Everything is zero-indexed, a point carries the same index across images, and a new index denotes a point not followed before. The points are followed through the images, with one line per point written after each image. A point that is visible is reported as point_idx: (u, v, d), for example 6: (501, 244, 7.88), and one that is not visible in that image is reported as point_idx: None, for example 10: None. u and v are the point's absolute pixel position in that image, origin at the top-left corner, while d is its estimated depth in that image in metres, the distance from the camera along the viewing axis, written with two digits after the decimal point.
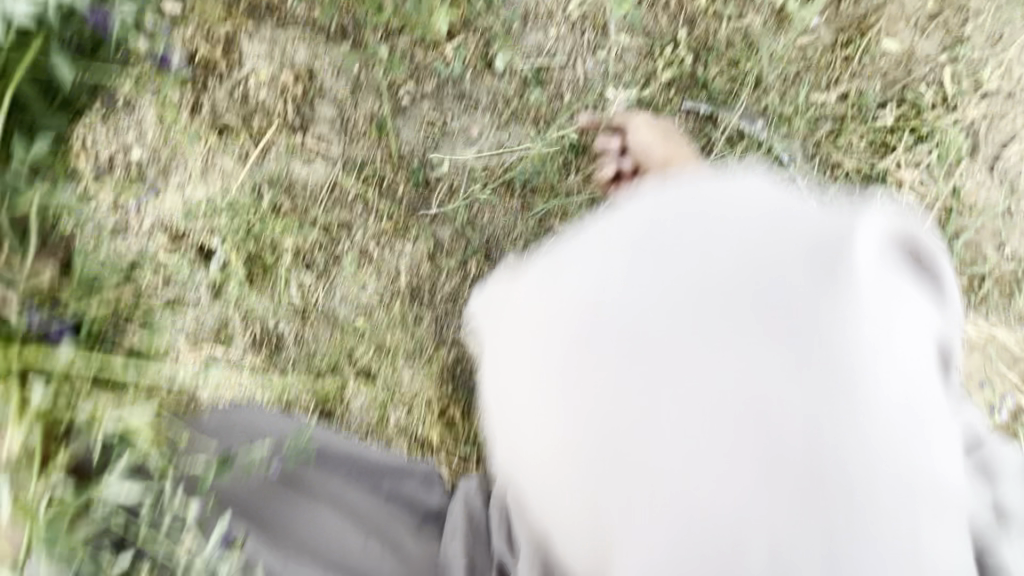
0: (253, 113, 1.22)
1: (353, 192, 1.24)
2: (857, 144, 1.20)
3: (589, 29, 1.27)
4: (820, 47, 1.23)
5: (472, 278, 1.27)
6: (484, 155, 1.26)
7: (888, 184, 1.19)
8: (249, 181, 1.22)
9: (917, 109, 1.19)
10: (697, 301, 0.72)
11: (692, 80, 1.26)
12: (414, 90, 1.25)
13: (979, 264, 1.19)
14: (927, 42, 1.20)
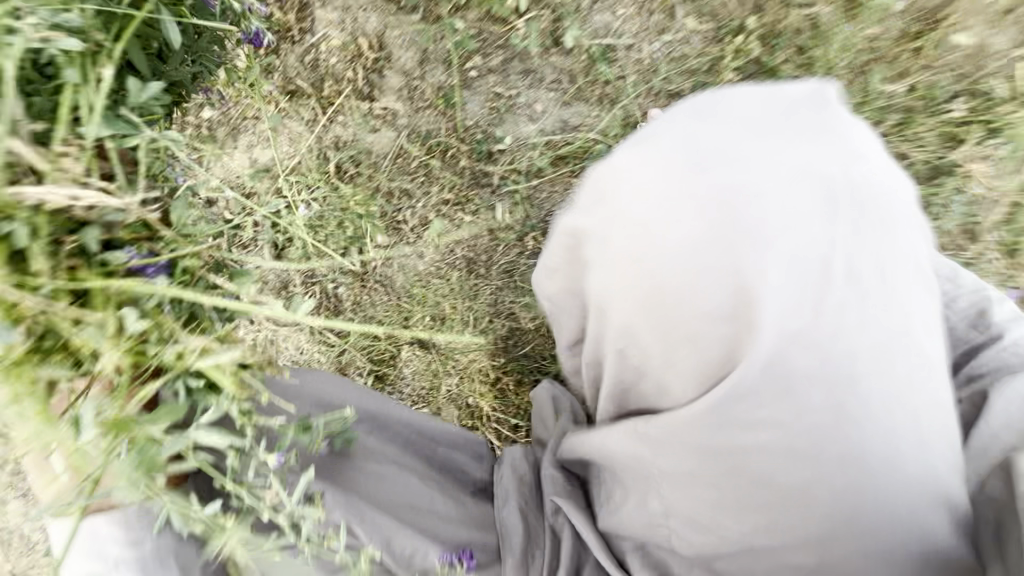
0: (324, 79, 1.24)
1: (417, 161, 1.25)
2: (926, 136, 1.19)
3: (657, 12, 1.28)
4: (889, 38, 1.23)
5: (529, 253, 1.28)
6: (546, 131, 1.28)
7: (957, 176, 1.17)
8: (316, 146, 1.24)
9: (989, 103, 1.18)
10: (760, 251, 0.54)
11: (757, 68, 1.27)
12: (481, 64, 1.26)
13: None
14: (999, 37, 1.20)
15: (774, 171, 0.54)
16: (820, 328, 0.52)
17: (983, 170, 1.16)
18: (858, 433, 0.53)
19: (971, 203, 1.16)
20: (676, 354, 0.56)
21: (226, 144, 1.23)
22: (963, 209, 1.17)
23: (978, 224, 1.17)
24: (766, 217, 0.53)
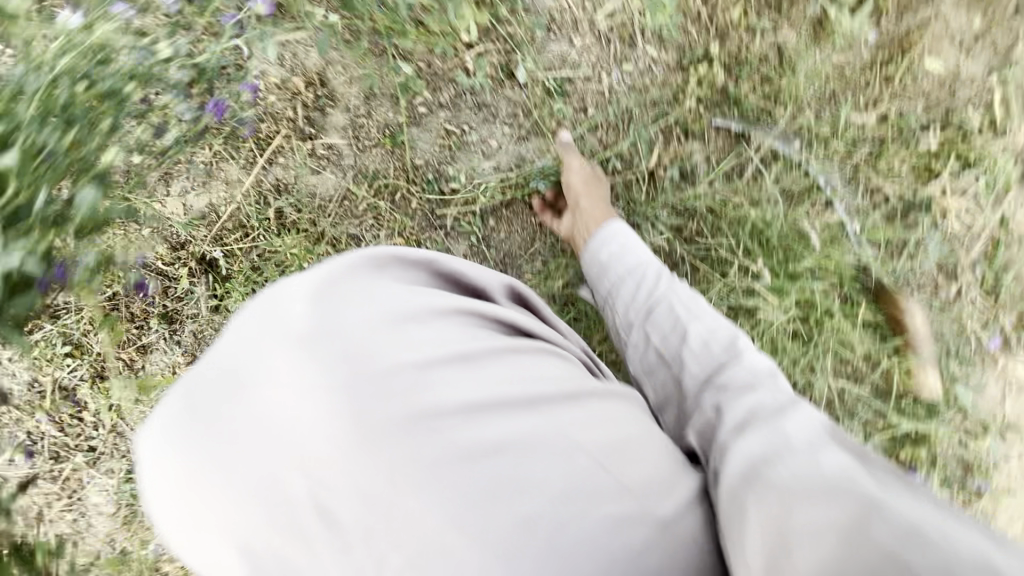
0: (262, 119, 1.16)
1: (364, 204, 1.18)
2: (901, 168, 1.12)
3: (616, 41, 1.22)
4: (857, 66, 1.17)
5: None
6: (502, 169, 1.20)
7: (933, 210, 1.10)
8: (257, 190, 1.16)
9: (965, 133, 1.11)
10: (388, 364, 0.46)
11: (722, 97, 1.20)
12: (430, 99, 1.19)
13: None
14: (972, 63, 1.14)
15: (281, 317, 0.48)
16: (507, 397, 0.50)
17: (960, 205, 1.09)
18: (562, 510, 0.48)
19: (948, 240, 1.08)
20: (320, 554, 0.45)
21: (155, 191, 1.14)
22: (942, 246, 1.09)
23: (959, 262, 1.08)
24: (317, 397, 0.43)
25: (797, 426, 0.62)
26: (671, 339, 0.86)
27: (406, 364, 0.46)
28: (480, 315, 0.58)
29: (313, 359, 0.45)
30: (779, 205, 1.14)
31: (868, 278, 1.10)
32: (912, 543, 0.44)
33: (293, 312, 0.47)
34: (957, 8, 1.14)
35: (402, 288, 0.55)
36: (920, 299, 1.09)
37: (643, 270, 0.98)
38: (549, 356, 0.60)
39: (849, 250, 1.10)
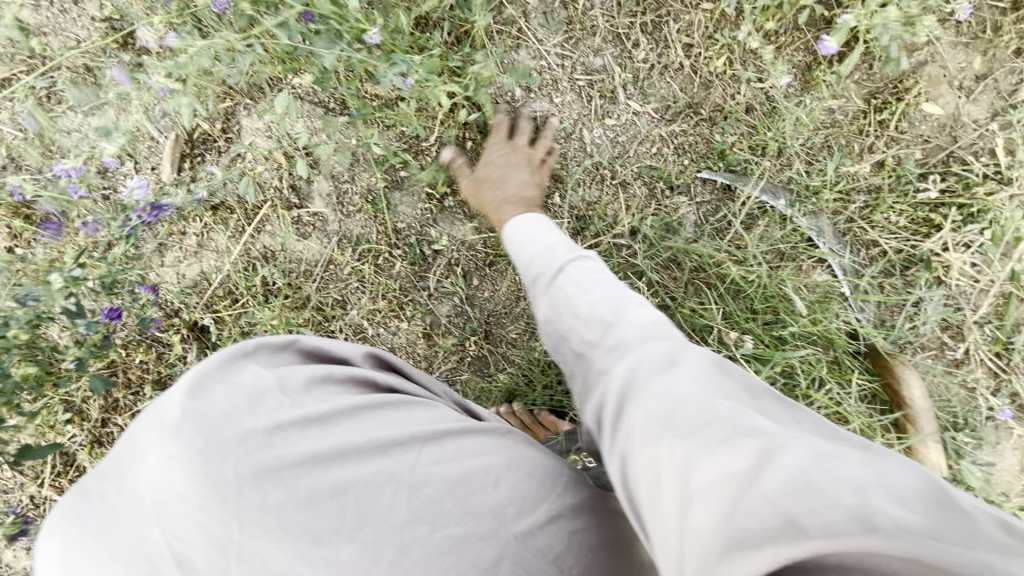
0: (247, 188, 1.20)
1: (348, 269, 1.19)
2: (897, 221, 1.07)
3: (597, 96, 1.20)
4: (850, 112, 1.12)
5: (470, 359, 1.19)
6: (483, 229, 1.20)
7: (933, 267, 1.06)
8: (246, 257, 1.20)
9: (966, 182, 1.06)
10: (236, 416, 0.53)
11: (708, 149, 1.16)
12: (412, 162, 1.20)
13: None
14: (972, 107, 1.09)
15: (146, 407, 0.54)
16: (347, 434, 0.58)
17: (963, 260, 1.05)
18: (419, 516, 0.54)
19: (949, 299, 1.06)
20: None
21: (150, 261, 1.19)
22: (943, 306, 1.05)
23: (965, 321, 1.06)
24: (169, 457, 0.49)
25: (692, 359, 0.52)
26: (563, 317, 0.66)
27: (254, 430, 0.53)
28: (336, 385, 0.66)
29: (176, 435, 0.50)
30: (768, 263, 1.10)
31: (862, 338, 1.06)
32: (805, 481, 0.39)
33: (167, 398, 0.53)
34: (954, 48, 1.09)
35: (267, 370, 0.61)
36: (917, 359, 1.06)
37: (543, 255, 0.76)
38: (409, 410, 0.66)
39: (841, 310, 1.06)
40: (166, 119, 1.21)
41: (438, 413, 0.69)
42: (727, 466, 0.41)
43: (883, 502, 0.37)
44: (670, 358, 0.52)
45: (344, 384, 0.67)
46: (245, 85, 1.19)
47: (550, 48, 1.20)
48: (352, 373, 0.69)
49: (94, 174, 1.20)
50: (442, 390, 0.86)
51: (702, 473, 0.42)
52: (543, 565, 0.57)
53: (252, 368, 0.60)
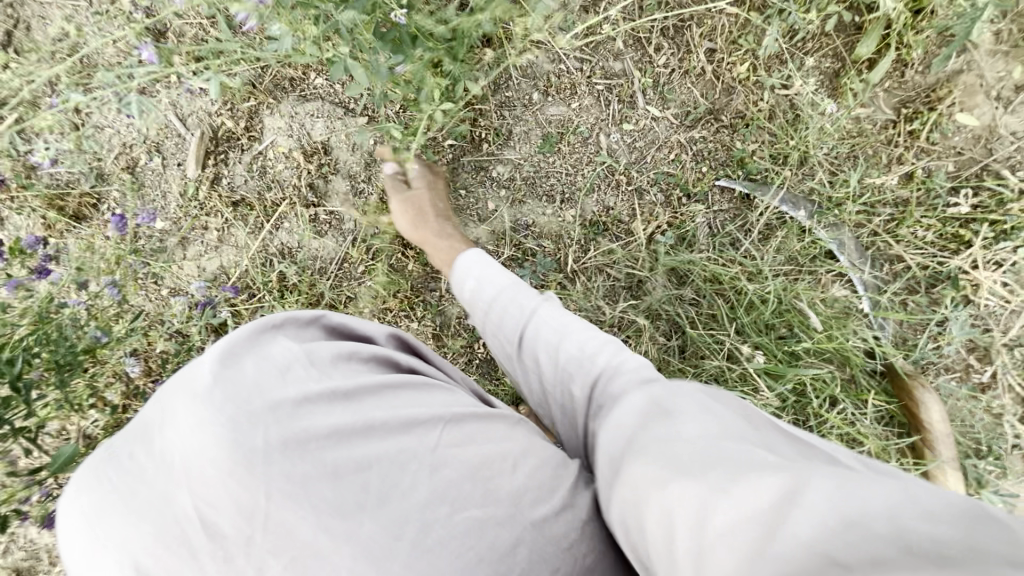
0: (267, 185, 1.22)
1: (361, 267, 1.21)
2: (924, 236, 1.03)
3: (615, 101, 1.19)
4: (879, 122, 1.08)
5: (479, 361, 1.19)
6: (496, 232, 1.20)
7: (961, 285, 1.02)
8: (264, 253, 1.23)
9: (1001, 198, 1.01)
10: (267, 386, 0.54)
11: (727, 157, 1.14)
12: (428, 164, 1.21)
13: None
14: (1010, 118, 1.04)
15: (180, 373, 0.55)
16: (372, 410, 0.57)
17: (994, 279, 1.01)
18: (440, 496, 0.53)
19: (977, 319, 1.02)
20: (207, 569, 0.48)
21: (174, 254, 1.23)
22: (969, 326, 1.01)
23: (993, 343, 1.01)
24: (199, 422, 0.49)
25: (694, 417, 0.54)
26: (550, 369, 0.75)
27: (283, 400, 0.53)
28: (361, 363, 0.66)
29: (208, 399, 0.50)
30: (785, 275, 1.07)
31: (881, 359, 1.02)
32: (854, 503, 0.38)
33: (199, 364, 0.54)
34: (993, 57, 1.04)
35: (297, 343, 0.61)
36: (940, 382, 1.01)
37: (500, 296, 0.84)
38: (431, 391, 0.67)
39: (860, 328, 1.03)
40: (193, 117, 1.24)
41: (460, 396, 0.69)
42: (733, 510, 0.41)
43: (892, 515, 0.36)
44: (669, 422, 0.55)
45: (367, 363, 0.67)
46: (268, 84, 1.22)
47: (569, 52, 1.19)
48: (376, 353, 0.69)
49: (123, 169, 1.23)
50: (464, 377, 0.86)
51: (727, 504, 0.41)
52: (558, 555, 0.55)
53: (281, 341, 0.61)
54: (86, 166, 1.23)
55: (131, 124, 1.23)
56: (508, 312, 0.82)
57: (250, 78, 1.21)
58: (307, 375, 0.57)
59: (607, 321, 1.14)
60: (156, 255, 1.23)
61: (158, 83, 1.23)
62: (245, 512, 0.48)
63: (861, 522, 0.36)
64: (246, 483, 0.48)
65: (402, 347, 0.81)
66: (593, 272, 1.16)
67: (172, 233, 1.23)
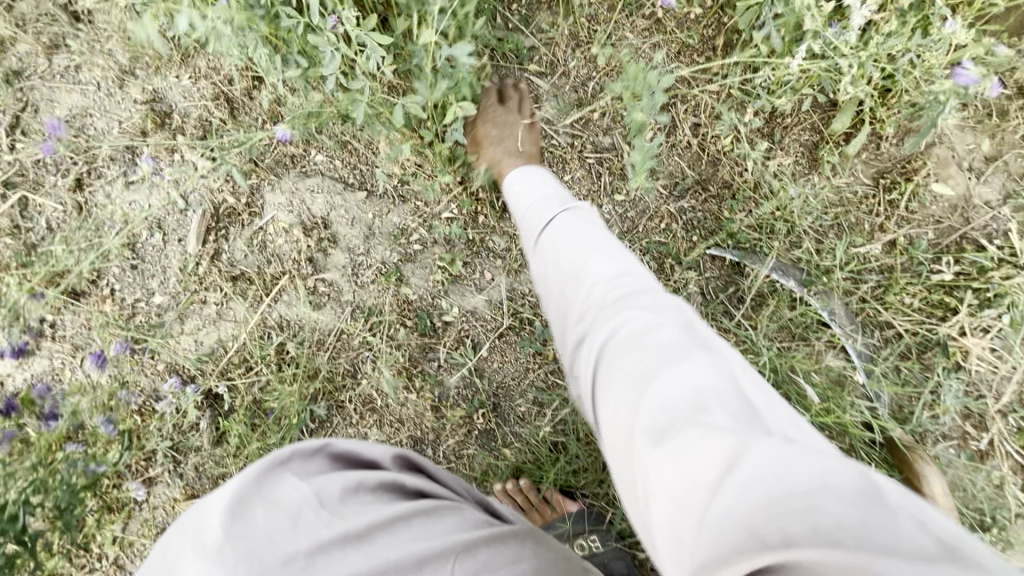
0: (267, 259, 1.24)
1: (359, 338, 1.22)
2: (911, 303, 1.06)
3: (607, 174, 1.23)
4: (859, 192, 1.13)
5: (478, 433, 1.18)
6: (494, 301, 1.22)
7: (950, 352, 1.04)
8: (263, 326, 1.23)
9: (981, 266, 1.05)
10: (279, 538, 0.55)
11: (717, 226, 1.17)
12: (425, 236, 1.23)
13: None
14: (982, 188, 1.09)
15: (188, 531, 0.55)
16: (384, 553, 0.58)
17: (981, 344, 1.03)
18: None
19: (968, 384, 1.03)
20: None
21: (171, 328, 1.23)
22: (962, 395, 1.03)
23: (986, 409, 1.03)
24: None
25: (689, 366, 0.56)
26: (568, 281, 0.75)
27: (295, 552, 0.54)
28: (367, 494, 0.68)
29: (221, 561, 0.51)
30: (778, 342, 1.09)
31: (879, 431, 1.03)
32: (754, 489, 0.42)
33: (208, 520, 0.55)
34: (961, 131, 1.10)
35: (303, 484, 0.63)
36: (939, 451, 1.02)
37: (540, 204, 0.90)
38: (440, 519, 0.68)
39: (855, 398, 1.04)
40: (194, 194, 1.26)
41: (466, 520, 0.70)
42: (669, 488, 0.47)
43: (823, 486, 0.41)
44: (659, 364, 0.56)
45: (374, 492, 0.69)
46: (270, 162, 1.25)
47: (561, 128, 1.24)
48: (382, 480, 0.71)
49: (122, 245, 1.25)
50: (470, 489, 0.86)
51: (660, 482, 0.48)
52: None
53: (290, 483, 0.63)
54: (85, 243, 1.24)
55: (135, 201, 1.26)
56: (543, 219, 0.87)
57: (252, 154, 1.25)
58: (317, 518, 0.59)
59: None
60: (154, 329, 1.23)
61: (162, 162, 1.26)
62: None
63: (792, 492, 0.41)
64: None
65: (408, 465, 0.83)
66: None
67: (170, 310, 1.24)
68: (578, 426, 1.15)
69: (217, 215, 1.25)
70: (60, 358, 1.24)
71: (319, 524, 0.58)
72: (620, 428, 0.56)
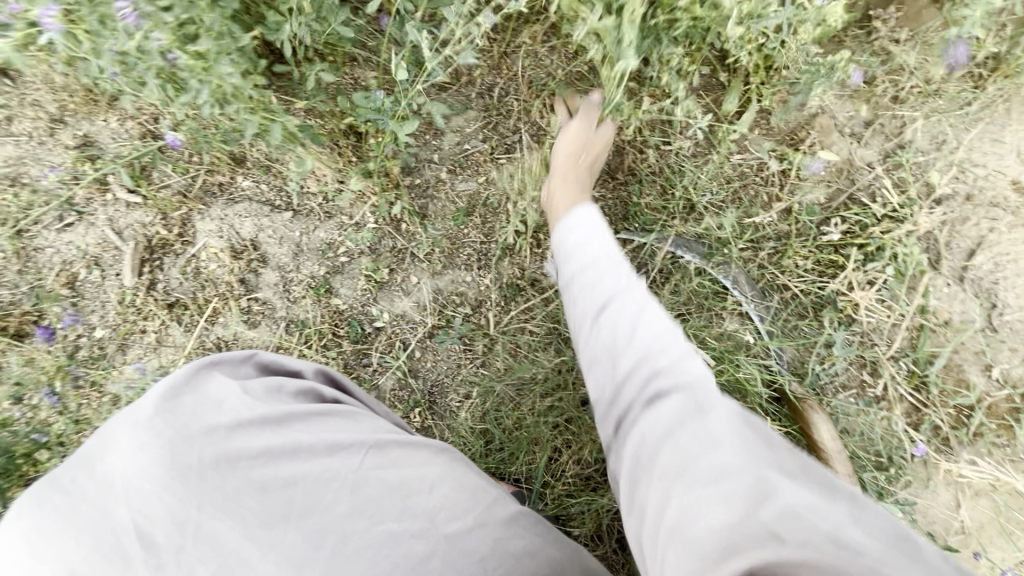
0: (200, 284, 1.29)
1: (295, 352, 1.26)
2: (804, 265, 1.12)
3: (517, 172, 1.29)
4: (753, 165, 1.18)
5: (416, 430, 1.23)
6: (422, 303, 1.26)
7: (842, 307, 1.11)
8: (205, 348, 1.28)
9: (863, 224, 1.11)
10: (204, 413, 0.65)
11: (624, 210, 1.21)
12: (351, 248, 1.28)
13: (964, 393, 1.06)
14: (864, 150, 1.14)
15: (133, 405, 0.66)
16: (300, 437, 0.68)
17: (869, 297, 1.09)
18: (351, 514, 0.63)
19: (859, 334, 1.10)
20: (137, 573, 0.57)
21: (114, 359, 1.28)
22: (853, 345, 1.09)
23: (879, 357, 1.09)
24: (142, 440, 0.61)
25: (724, 421, 0.59)
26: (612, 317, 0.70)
27: (218, 426, 0.64)
28: (289, 396, 0.76)
29: (151, 426, 0.62)
30: (684, 313, 1.16)
31: (774, 385, 1.10)
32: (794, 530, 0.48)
33: (148, 399, 0.66)
34: (840, 100, 1.15)
35: (230, 381, 0.72)
36: (837, 401, 1.09)
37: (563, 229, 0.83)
38: (357, 421, 0.76)
39: (751, 359, 1.10)
40: (128, 229, 1.31)
41: (381, 426, 0.79)
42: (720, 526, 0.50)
43: (857, 538, 0.47)
44: (703, 417, 0.60)
45: (296, 397, 0.77)
46: (198, 192, 1.30)
47: (470, 134, 1.30)
48: (303, 387, 0.79)
49: (63, 284, 1.29)
50: (388, 413, 0.96)
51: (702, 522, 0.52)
52: (466, 562, 0.64)
53: (218, 378, 0.72)
54: (28, 285, 1.29)
55: (72, 242, 1.31)
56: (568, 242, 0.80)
57: (180, 185, 1.30)
58: (244, 402, 0.69)
59: (532, 376, 1.22)
60: (98, 362, 1.28)
61: (95, 201, 1.31)
62: (178, 523, 0.58)
63: (829, 540, 0.47)
64: (180, 493, 0.59)
65: (332, 381, 0.90)
66: (513, 329, 1.23)
67: (113, 342, 1.28)
68: (507, 413, 1.21)
69: (153, 246, 1.30)
70: None
71: (243, 409, 0.68)
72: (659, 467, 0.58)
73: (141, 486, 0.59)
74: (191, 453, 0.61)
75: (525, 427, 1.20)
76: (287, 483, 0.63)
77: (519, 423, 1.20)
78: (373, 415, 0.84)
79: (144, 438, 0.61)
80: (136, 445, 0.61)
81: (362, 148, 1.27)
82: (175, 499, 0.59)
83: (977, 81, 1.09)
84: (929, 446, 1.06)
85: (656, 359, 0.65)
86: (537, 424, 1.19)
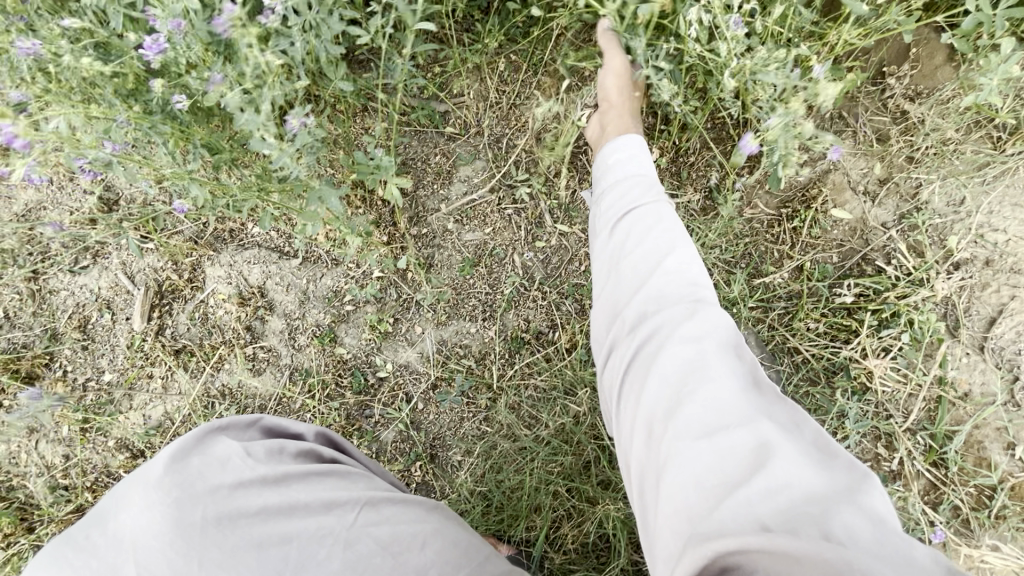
0: (208, 330, 1.30)
1: (298, 401, 1.26)
2: (815, 327, 1.11)
3: (524, 223, 1.28)
4: (764, 222, 1.16)
5: (417, 484, 1.22)
6: (426, 354, 1.25)
7: (854, 374, 1.08)
8: (212, 395, 1.29)
9: (877, 290, 1.08)
10: (212, 467, 0.64)
11: None
12: (356, 296, 1.28)
13: (985, 472, 1.01)
14: (878, 211, 1.11)
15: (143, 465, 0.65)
16: (301, 493, 0.67)
17: (884, 367, 1.06)
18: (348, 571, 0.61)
19: (872, 404, 1.07)
20: None
21: (120, 404, 1.29)
22: (865, 419, 1.07)
23: (895, 431, 1.06)
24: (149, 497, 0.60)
25: (710, 322, 0.60)
26: (626, 240, 0.71)
27: (220, 485, 0.63)
28: (290, 458, 0.74)
29: (157, 486, 0.61)
30: None
31: None
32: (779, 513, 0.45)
33: (155, 462, 0.64)
34: (854, 157, 1.12)
35: (236, 442, 0.71)
36: None
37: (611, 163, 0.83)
38: (352, 480, 0.75)
39: None
40: (140, 274, 1.33)
41: (377, 487, 0.77)
42: (696, 477, 0.50)
43: (851, 529, 0.42)
44: (691, 318, 0.60)
45: (297, 458, 0.76)
46: (209, 237, 1.32)
47: (477, 183, 1.30)
48: (304, 447, 0.78)
49: (74, 327, 1.31)
50: (384, 471, 0.95)
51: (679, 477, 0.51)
52: None
53: (224, 438, 0.70)
54: (41, 327, 1.32)
55: (85, 285, 1.33)
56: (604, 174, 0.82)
57: (190, 232, 1.32)
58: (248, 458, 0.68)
59: (535, 434, 1.20)
60: (103, 407, 1.29)
61: (109, 245, 1.33)
62: None
63: (802, 500, 0.46)
64: (185, 548, 0.58)
65: (331, 442, 0.90)
66: (515, 384, 1.22)
67: (120, 386, 1.30)
68: (510, 469, 1.19)
69: (163, 290, 1.32)
70: (16, 441, 1.29)
71: (247, 465, 0.67)
72: (633, 407, 0.59)
73: (144, 545, 0.57)
74: (197, 508, 0.60)
75: (527, 486, 1.18)
76: (287, 539, 0.61)
77: (522, 481, 1.18)
78: (370, 474, 0.83)
79: (148, 497, 0.60)
80: (143, 503, 0.59)
81: (370, 197, 1.28)
82: (178, 557, 0.57)
83: (998, 142, 1.05)
84: (948, 529, 1.02)
85: (660, 264, 0.66)
86: (540, 484, 1.17)
